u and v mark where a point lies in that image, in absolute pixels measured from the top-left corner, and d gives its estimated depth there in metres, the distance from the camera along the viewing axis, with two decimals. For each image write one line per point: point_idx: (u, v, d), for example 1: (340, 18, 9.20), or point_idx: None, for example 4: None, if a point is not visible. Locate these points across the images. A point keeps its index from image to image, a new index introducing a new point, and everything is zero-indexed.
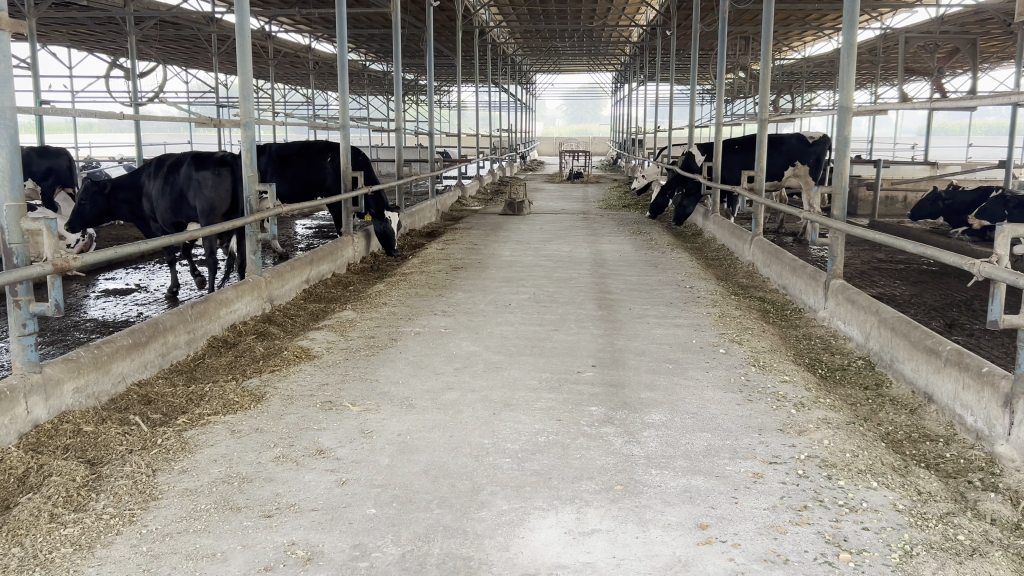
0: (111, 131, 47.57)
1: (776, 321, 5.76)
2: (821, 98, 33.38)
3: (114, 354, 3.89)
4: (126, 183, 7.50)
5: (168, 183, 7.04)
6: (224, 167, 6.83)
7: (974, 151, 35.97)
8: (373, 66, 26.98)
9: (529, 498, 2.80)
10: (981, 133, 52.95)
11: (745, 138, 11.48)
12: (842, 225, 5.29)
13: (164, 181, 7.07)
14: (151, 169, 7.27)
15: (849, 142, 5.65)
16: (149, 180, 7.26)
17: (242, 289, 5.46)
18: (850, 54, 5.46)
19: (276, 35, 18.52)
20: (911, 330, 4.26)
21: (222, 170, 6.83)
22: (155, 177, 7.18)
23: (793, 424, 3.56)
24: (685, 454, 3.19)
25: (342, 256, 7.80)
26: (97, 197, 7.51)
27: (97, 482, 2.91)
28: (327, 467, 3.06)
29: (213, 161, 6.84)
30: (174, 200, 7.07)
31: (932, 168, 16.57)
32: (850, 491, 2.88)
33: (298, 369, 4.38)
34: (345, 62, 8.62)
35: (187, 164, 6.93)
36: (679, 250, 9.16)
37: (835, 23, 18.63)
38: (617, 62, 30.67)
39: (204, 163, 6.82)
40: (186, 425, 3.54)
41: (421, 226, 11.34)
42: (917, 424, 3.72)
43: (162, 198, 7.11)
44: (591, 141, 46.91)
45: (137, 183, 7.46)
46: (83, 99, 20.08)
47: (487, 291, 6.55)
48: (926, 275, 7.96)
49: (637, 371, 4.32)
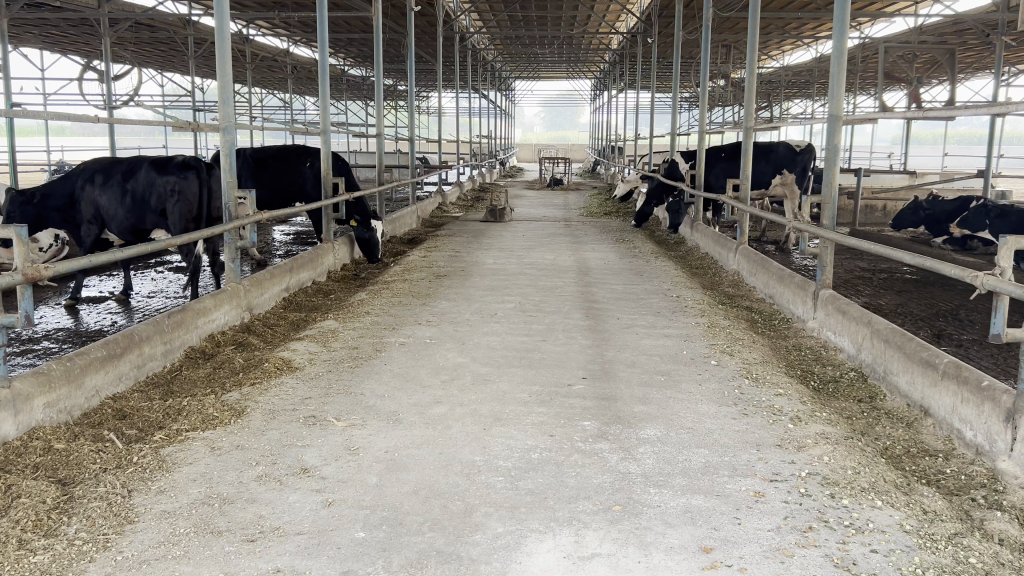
0: (84, 134, 47.06)
1: (764, 332, 5.69)
2: (799, 107, 33.66)
3: (87, 366, 3.73)
4: (57, 189, 7.02)
5: (124, 191, 6.77)
6: (190, 171, 6.70)
7: (949, 162, 36.33)
8: (353, 71, 26.77)
9: (525, 520, 2.68)
10: (955, 141, 53.72)
11: (731, 144, 11.40)
12: (832, 233, 5.22)
13: (118, 190, 6.77)
14: (92, 176, 6.87)
15: (839, 152, 5.60)
16: (91, 188, 6.87)
17: (221, 298, 5.31)
18: (841, 63, 5.41)
19: (254, 38, 18.29)
20: (906, 341, 4.20)
21: (188, 173, 6.69)
22: (102, 186, 6.81)
23: (791, 439, 3.48)
24: (683, 472, 3.10)
25: (322, 263, 7.65)
26: (26, 207, 7.04)
27: (69, 504, 2.77)
28: (312, 487, 2.93)
29: (176, 165, 6.69)
30: (134, 208, 6.79)
31: (911, 177, 16.69)
32: (855, 511, 2.79)
33: (279, 382, 4.25)
34: (327, 66, 8.43)
35: (145, 169, 6.71)
36: (662, 258, 9.10)
37: (813, 32, 18.72)
38: (598, 69, 30.70)
39: (168, 169, 6.65)
40: (163, 442, 3.40)
41: (402, 233, 11.21)
42: (914, 439, 3.64)
43: (117, 208, 6.81)
44: (571, 149, 46.91)
45: (71, 190, 6.98)
46: (55, 101, 19.71)
47: (471, 300, 6.44)
48: (911, 284, 7.94)
49: (629, 383, 4.22)
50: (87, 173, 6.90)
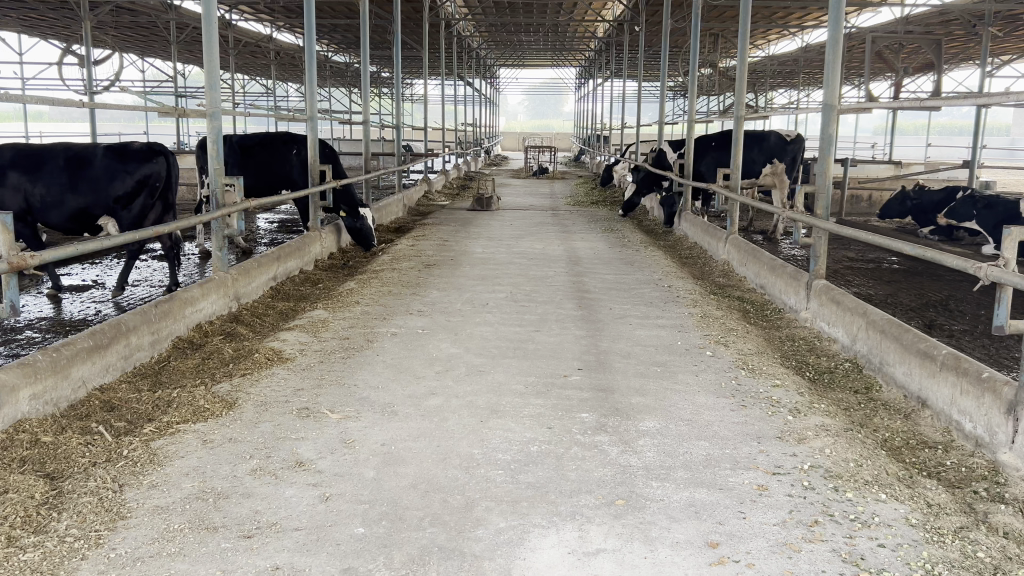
0: (63, 119, 46.59)
1: (756, 322, 5.66)
2: (783, 97, 33.81)
3: (73, 357, 3.65)
4: None
5: (73, 173, 6.26)
6: (159, 156, 6.51)
7: (932, 152, 36.56)
8: (337, 57, 26.53)
9: (527, 515, 2.64)
10: (937, 131, 54.18)
11: (721, 134, 11.32)
12: (826, 222, 5.20)
13: (62, 174, 6.25)
14: (21, 161, 6.21)
15: (834, 142, 5.57)
16: (19, 174, 6.20)
17: (207, 287, 5.22)
18: (838, 52, 5.39)
19: (237, 23, 18.02)
20: (902, 332, 4.17)
21: (156, 158, 6.49)
22: (38, 171, 6.22)
23: (791, 431, 3.45)
24: (685, 465, 3.06)
25: (310, 251, 7.55)
26: None
27: (58, 499, 2.69)
28: (308, 481, 2.87)
29: (142, 150, 6.44)
30: (85, 193, 6.32)
31: (896, 167, 16.77)
32: (859, 503, 2.76)
33: (271, 373, 4.17)
34: (315, 52, 8.30)
35: (100, 152, 6.30)
36: (652, 248, 9.06)
37: (800, 21, 18.70)
38: (583, 57, 30.60)
39: (135, 157, 6.38)
40: (154, 434, 3.32)
41: (388, 221, 11.13)
42: (913, 430, 3.61)
43: (62, 193, 6.27)
44: (555, 136, 46.85)
45: None
46: (34, 86, 19.39)
47: (462, 290, 6.36)
48: (900, 274, 7.94)
49: (624, 374, 4.19)
50: (10, 158, 6.20)
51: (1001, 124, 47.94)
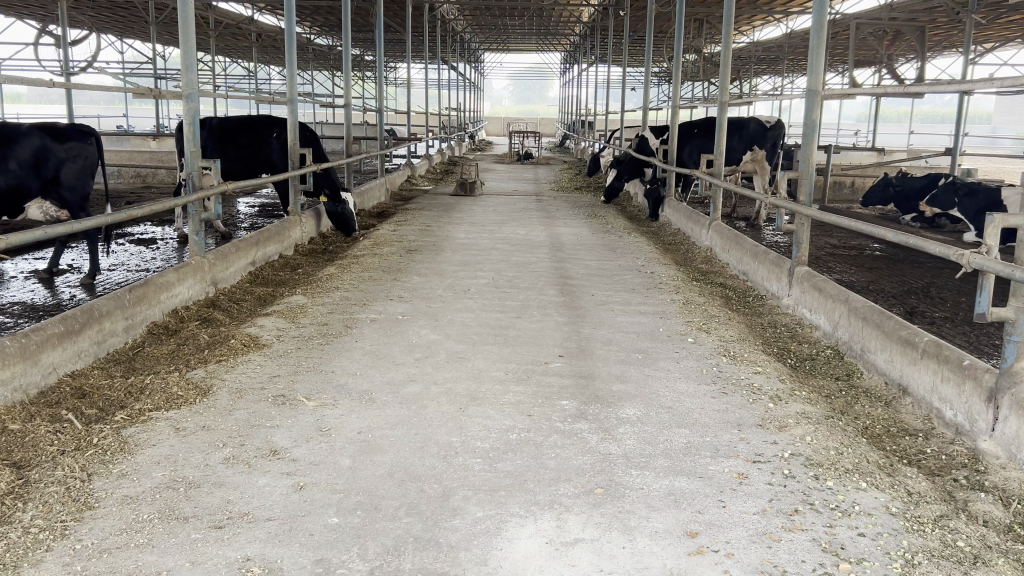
0: (40, 100, 45.97)
1: (739, 309, 5.63)
2: (767, 83, 33.90)
3: (44, 342, 3.58)
4: None
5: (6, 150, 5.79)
6: (91, 136, 6.29)
7: (914, 140, 36.80)
8: (320, 40, 26.30)
9: (505, 503, 2.60)
10: (919, 119, 54.55)
11: (704, 120, 11.27)
12: (809, 209, 5.17)
13: None
14: None
15: (818, 128, 5.54)
16: None
17: (184, 271, 5.14)
18: (822, 38, 5.36)
19: (218, 4, 17.77)
20: (883, 319, 4.15)
21: (89, 139, 6.26)
22: None
23: (772, 419, 3.42)
24: (664, 453, 3.03)
25: (289, 236, 7.46)
26: None
27: (25, 489, 2.63)
28: (282, 470, 2.82)
29: (75, 130, 6.17)
30: (18, 173, 5.88)
31: (879, 153, 16.82)
32: (839, 492, 2.74)
33: (247, 359, 4.10)
34: (295, 34, 8.16)
35: (36, 130, 5.94)
36: (635, 234, 9.03)
37: (784, 7, 18.68)
38: (568, 42, 30.49)
39: (72, 137, 6.12)
40: (125, 422, 3.25)
41: (370, 206, 11.04)
42: (894, 418, 3.60)
43: None
44: (540, 122, 46.79)
45: None
46: (11, 67, 19.08)
47: (444, 275, 6.31)
48: (882, 261, 7.94)
49: (605, 361, 4.15)
50: None
51: (982, 113, 48.29)
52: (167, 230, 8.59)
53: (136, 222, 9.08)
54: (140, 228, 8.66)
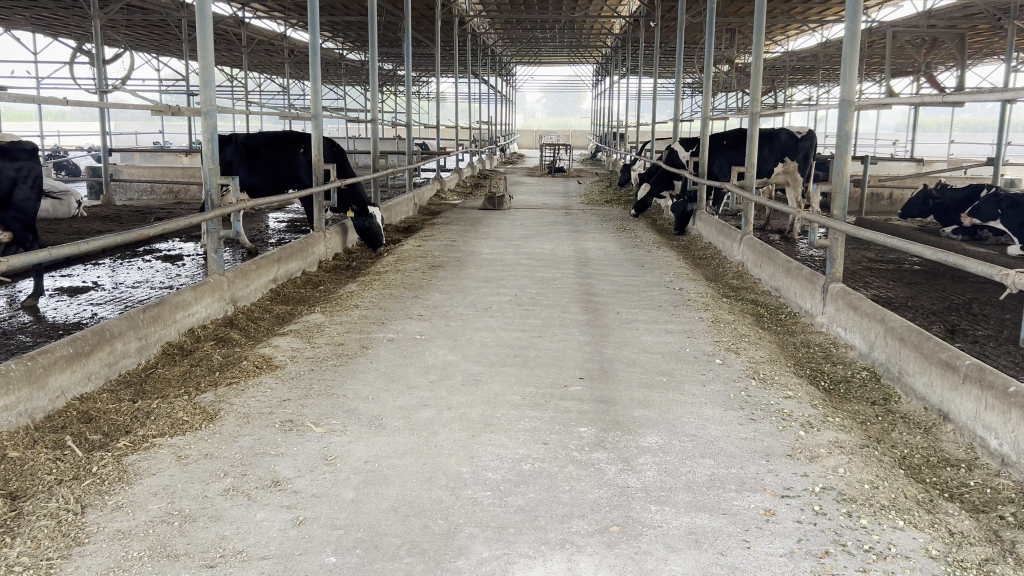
0: (83, 118, 47.09)
1: (771, 327, 5.42)
2: (802, 93, 33.54)
3: (51, 365, 3.49)
4: None
5: None
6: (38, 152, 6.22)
7: (956, 149, 35.99)
8: (352, 56, 26.55)
9: (513, 543, 2.44)
10: (961, 129, 53.47)
11: (735, 131, 11.04)
12: (843, 224, 4.95)
13: None
14: None
15: (851, 139, 5.32)
16: None
17: (202, 290, 5.06)
18: (856, 48, 5.17)
19: (249, 21, 17.96)
20: (922, 340, 3.93)
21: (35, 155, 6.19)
22: None
23: (802, 448, 3.23)
24: (686, 486, 2.85)
25: (313, 253, 7.38)
26: None
27: (15, 522, 2.52)
28: (282, 503, 2.69)
29: (23, 150, 6.09)
30: None
31: (918, 164, 16.46)
32: (874, 531, 2.55)
33: (257, 382, 3.99)
34: (319, 49, 8.09)
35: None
36: (664, 248, 8.84)
37: (820, 16, 18.38)
38: (599, 54, 30.36)
39: (20, 157, 6.06)
40: (127, 449, 3.15)
41: (397, 220, 10.97)
42: (934, 447, 3.38)
43: None
44: (573, 134, 46.71)
45: None
46: (48, 86, 19.47)
47: (466, 292, 6.18)
48: (921, 276, 7.65)
49: (627, 385, 3.98)
50: None
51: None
52: (194, 247, 8.60)
53: (163, 239, 9.10)
54: (166, 246, 8.68)
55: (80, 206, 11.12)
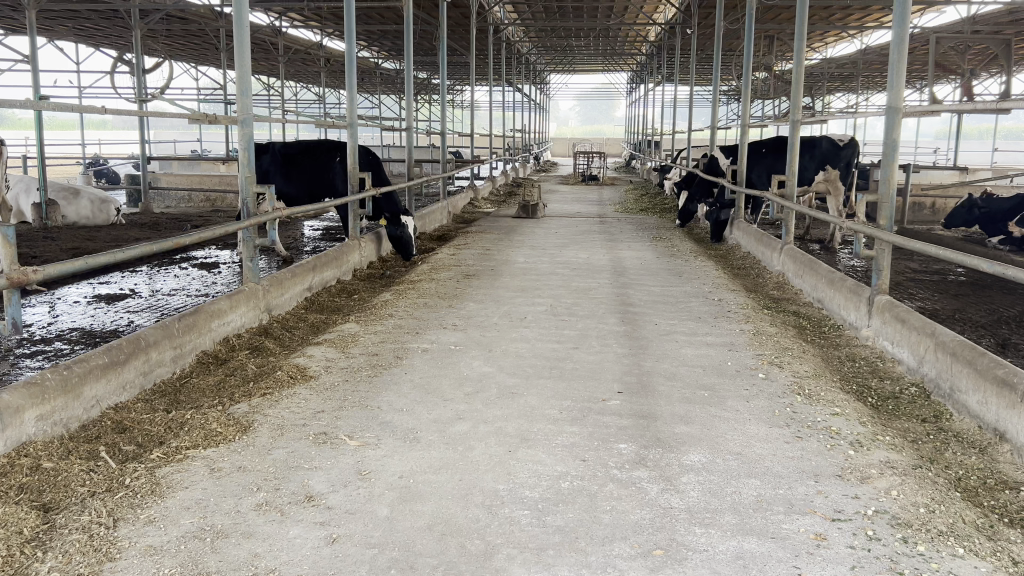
0: (124, 127, 47.87)
1: (814, 340, 5.28)
2: (842, 100, 33.07)
3: (86, 375, 3.47)
4: None
5: None
6: None
7: (1001, 157, 35.27)
8: (387, 64, 26.77)
9: (552, 566, 2.36)
10: (1004, 136, 52.44)
11: (775, 139, 10.86)
12: (889, 234, 4.80)
13: None
14: None
15: (898, 148, 5.16)
16: None
17: (236, 299, 5.03)
18: (903, 54, 5.02)
19: (287, 31, 18.12)
20: (976, 356, 3.78)
21: None
22: None
23: (853, 469, 3.11)
24: (732, 508, 2.74)
25: (347, 260, 7.35)
26: None
27: (47, 536, 2.49)
28: (316, 520, 2.63)
29: None
30: None
31: (962, 172, 16.11)
32: (933, 559, 2.42)
33: (292, 393, 3.95)
34: (354, 58, 8.06)
35: None
36: (702, 257, 8.71)
37: (860, 23, 18.11)
38: (635, 62, 30.24)
39: None
40: (160, 461, 3.12)
41: (432, 229, 10.94)
42: (991, 468, 3.22)
43: None
44: (607, 142, 46.62)
45: None
46: (89, 95, 19.81)
47: (502, 302, 6.11)
48: (967, 287, 7.44)
49: (668, 399, 3.87)
50: None
51: None
52: (230, 255, 8.62)
53: (200, 246, 9.17)
54: (203, 253, 8.75)
55: (119, 213, 11.24)
